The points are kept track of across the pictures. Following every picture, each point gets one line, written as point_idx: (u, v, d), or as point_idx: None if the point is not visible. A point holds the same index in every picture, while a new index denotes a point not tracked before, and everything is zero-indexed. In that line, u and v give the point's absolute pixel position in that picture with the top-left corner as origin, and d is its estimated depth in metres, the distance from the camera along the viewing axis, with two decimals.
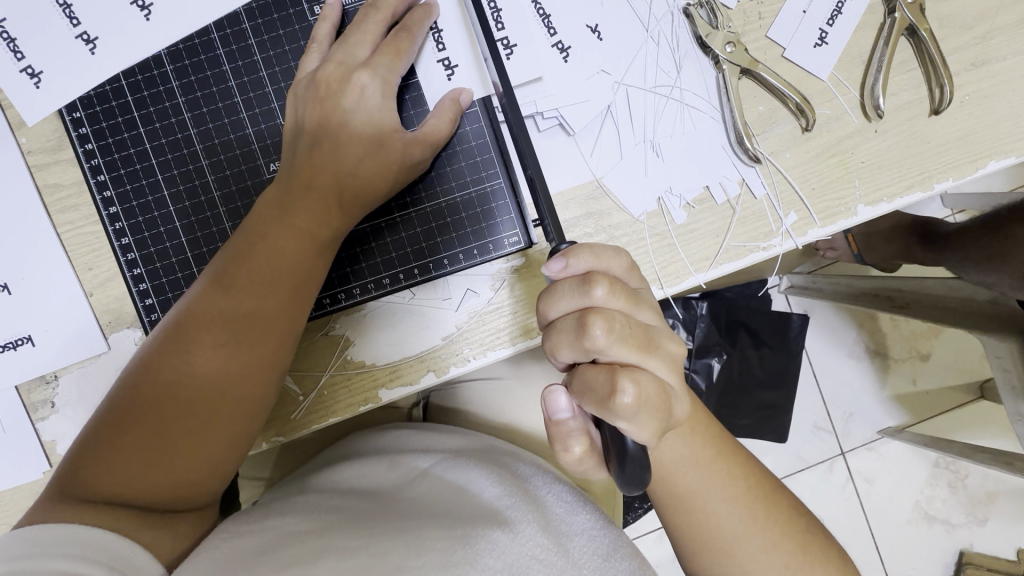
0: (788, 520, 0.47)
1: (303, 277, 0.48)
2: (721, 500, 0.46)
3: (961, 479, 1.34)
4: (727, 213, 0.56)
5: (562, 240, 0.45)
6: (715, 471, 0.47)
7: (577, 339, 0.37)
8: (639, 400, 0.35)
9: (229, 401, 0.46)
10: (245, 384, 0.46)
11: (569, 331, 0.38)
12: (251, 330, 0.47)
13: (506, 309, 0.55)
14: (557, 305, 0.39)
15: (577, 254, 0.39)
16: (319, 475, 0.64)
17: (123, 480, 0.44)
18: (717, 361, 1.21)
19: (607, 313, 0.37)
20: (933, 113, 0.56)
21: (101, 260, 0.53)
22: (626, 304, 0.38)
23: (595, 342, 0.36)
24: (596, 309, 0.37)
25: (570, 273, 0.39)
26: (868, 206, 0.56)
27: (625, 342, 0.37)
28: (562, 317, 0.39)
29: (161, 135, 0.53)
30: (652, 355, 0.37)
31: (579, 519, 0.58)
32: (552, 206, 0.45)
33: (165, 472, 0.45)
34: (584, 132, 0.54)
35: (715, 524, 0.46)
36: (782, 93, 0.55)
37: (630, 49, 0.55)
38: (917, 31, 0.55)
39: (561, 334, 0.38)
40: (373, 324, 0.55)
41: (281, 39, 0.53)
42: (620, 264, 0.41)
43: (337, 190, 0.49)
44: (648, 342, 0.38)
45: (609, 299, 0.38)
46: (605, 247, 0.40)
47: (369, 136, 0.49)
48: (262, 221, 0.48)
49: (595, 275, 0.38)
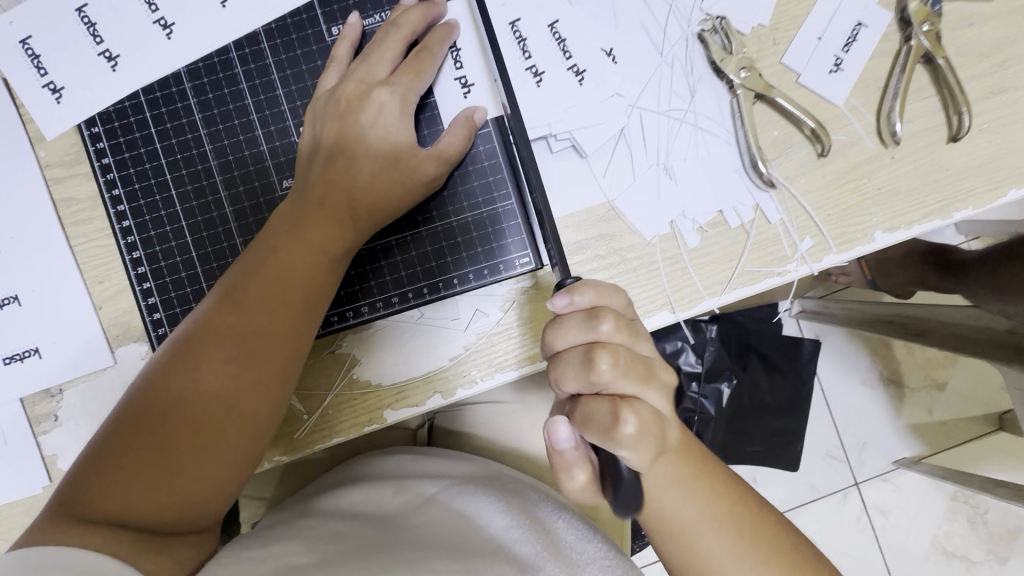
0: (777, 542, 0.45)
1: (314, 294, 0.48)
2: (705, 524, 0.45)
3: (981, 515, 1.29)
4: (741, 238, 0.55)
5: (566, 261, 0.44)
6: (695, 491, 0.45)
7: (583, 372, 0.36)
8: (643, 429, 0.35)
9: (234, 420, 0.45)
10: (251, 403, 0.46)
11: (575, 364, 0.37)
12: (259, 347, 0.46)
13: (514, 331, 0.54)
14: (564, 335, 0.38)
15: (582, 291, 0.38)
16: (322, 497, 0.62)
17: (124, 499, 0.43)
18: (727, 386, 1.18)
19: (612, 347, 0.37)
20: (950, 140, 0.55)
21: (112, 273, 0.53)
22: (627, 339, 0.38)
23: (601, 376, 0.36)
24: (601, 343, 0.37)
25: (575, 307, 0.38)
26: (885, 232, 0.55)
27: (629, 376, 0.36)
28: (569, 348, 0.38)
29: (176, 150, 0.53)
30: (651, 387, 0.37)
31: (590, 548, 0.56)
32: (559, 237, 0.44)
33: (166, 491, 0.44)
34: (596, 154, 0.54)
35: (721, 562, 0.44)
36: (797, 119, 0.54)
37: (645, 73, 0.55)
38: (933, 58, 0.54)
39: (568, 364, 0.37)
40: (380, 343, 0.55)
41: (299, 58, 0.54)
42: (620, 301, 0.40)
43: (351, 206, 0.49)
44: (647, 374, 0.37)
45: (614, 335, 0.37)
46: (608, 283, 0.40)
47: (385, 152, 0.50)
48: (274, 237, 0.48)
49: (602, 310, 0.38)
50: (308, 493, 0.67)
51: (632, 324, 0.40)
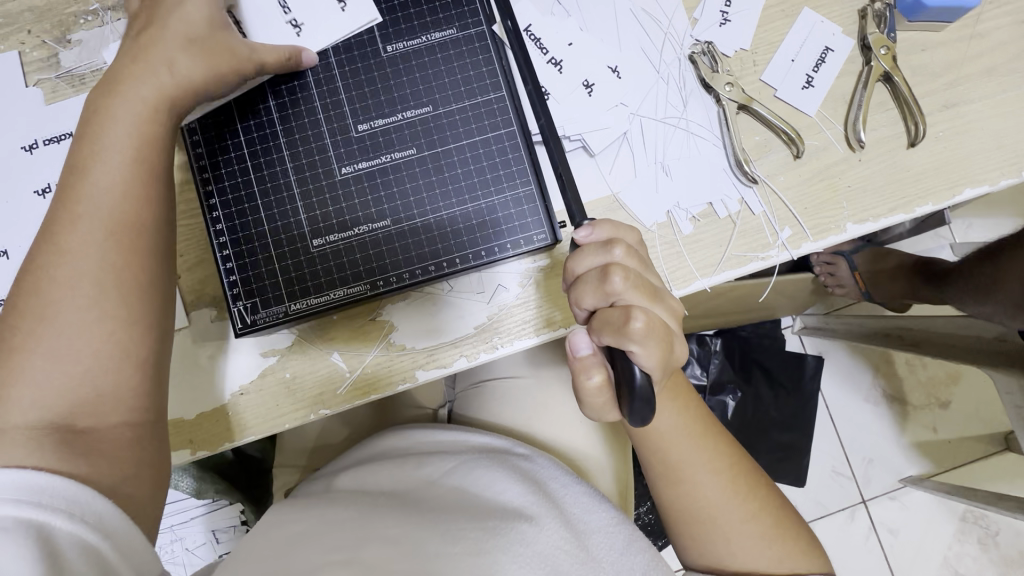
0: (764, 495, 0.52)
1: (151, 147, 0.49)
2: (707, 473, 0.51)
3: (990, 535, 1.31)
4: (728, 227, 0.63)
5: (584, 217, 0.50)
6: (702, 447, 0.52)
7: (599, 286, 0.42)
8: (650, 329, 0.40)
9: (126, 274, 0.46)
10: (114, 262, 0.46)
11: (592, 280, 0.42)
12: (104, 206, 0.46)
13: (530, 303, 0.63)
14: (581, 261, 0.43)
15: (601, 225, 0.45)
16: (346, 473, 0.70)
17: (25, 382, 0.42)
18: (732, 399, 1.23)
19: (625, 266, 0.42)
20: (910, 145, 0.64)
21: (191, 248, 0.63)
22: (638, 263, 0.43)
23: (616, 287, 0.41)
24: (615, 264, 0.42)
25: (593, 239, 0.45)
26: (856, 224, 0.64)
27: (638, 289, 0.41)
28: (586, 271, 0.43)
29: (251, 128, 0.59)
30: (657, 303, 0.42)
31: (593, 517, 0.62)
32: (578, 196, 0.50)
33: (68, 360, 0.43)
34: (603, 153, 0.64)
35: (701, 494, 0.52)
36: (775, 125, 0.64)
37: (644, 88, 0.65)
38: (891, 77, 0.64)
39: (585, 283, 0.43)
40: (414, 312, 0.63)
41: (355, 60, 0.60)
42: (632, 238, 0.47)
43: (162, 75, 0.50)
44: (655, 292, 0.43)
45: (626, 258, 0.43)
46: (623, 222, 0.46)
47: (177, 37, 0.51)
48: (95, 104, 0.49)
49: (615, 238, 0.43)
50: (337, 469, 0.74)
51: (643, 256, 0.45)
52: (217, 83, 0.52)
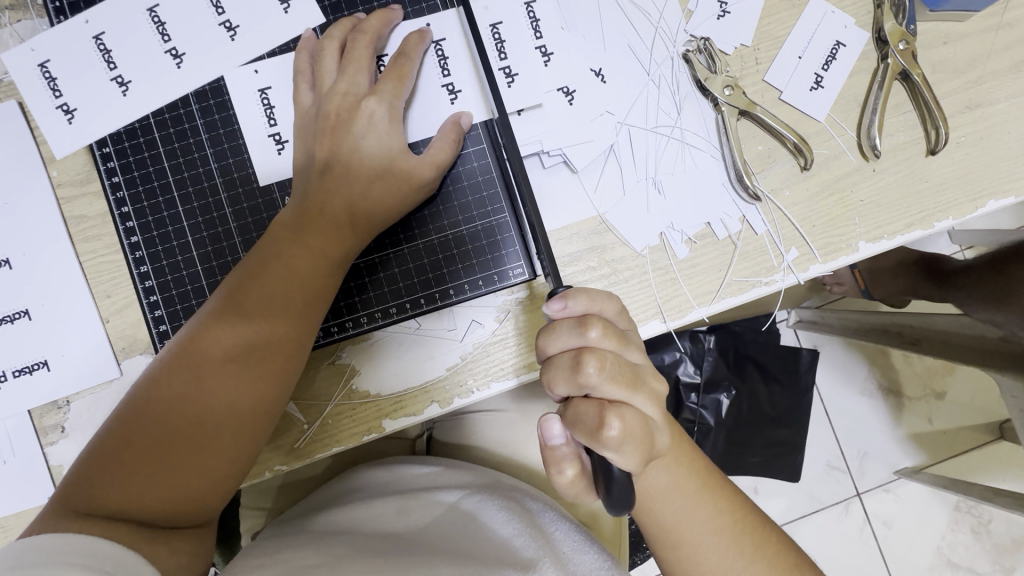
0: (776, 554, 0.46)
1: (317, 297, 0.48)
2: (708, 533, 0.46)
3: (984, 525, 1.29)
4: (728, 249, 0.57)
5: (560, 282, 0.45)
6: (701, 503, 0.47)
7: (572, 375, 0.36)
8: (625, 435, 0.35)
9: (247, 421, 0.45)
10: (244, 404, 0.45)
11: (564, 366, 0.37)
12: (252, 354, 0.46)
13: (509, 340, 0.55)
14: (552, 342, 0.38)
15: (574, 295, 0.39)
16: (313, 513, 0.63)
17: (121, 487, 0.42)
18: (726, 397, 1.16)
19: (601, 352, 0.37)
20: (929, 153, 0.57)
21: (120, 287, 0.54)
22: (617, 345, 0.38)
23: (589, 378, 0.36)
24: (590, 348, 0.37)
25: (569, 313, 0.38)
26: (869, 242, 0.57)
27: (616, 379, 0.36)
28: (560, 353, 0.38)
29: (178, 154, 0.53)
30: (639, 392, 0.37)
31: (589, 558, 0.56)
32: (552, 248, 0.45)
33: (171, 478, 0.43)
34: (587, 169, 0.56)
35: (702, 557, 0.46)
36: (780, 134, 0.56)
37: (632, 92, 0.57)
38: (910, 75, 0.57)
39: (557, 368, 0.37)
40: (380, 356, 0.56)
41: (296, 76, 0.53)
42: (612, 309, 0.40)
43: (349, 213, 0.49)
44: (636, 380, 0.38)
45: (603, 341, 0.37)
46: (598, 290, 0.40)
47: (378, 159, 0.50)
48: (275, 241, 0.48)
49: (591, 316, 0.38)
50: (307, 508, 0.66)
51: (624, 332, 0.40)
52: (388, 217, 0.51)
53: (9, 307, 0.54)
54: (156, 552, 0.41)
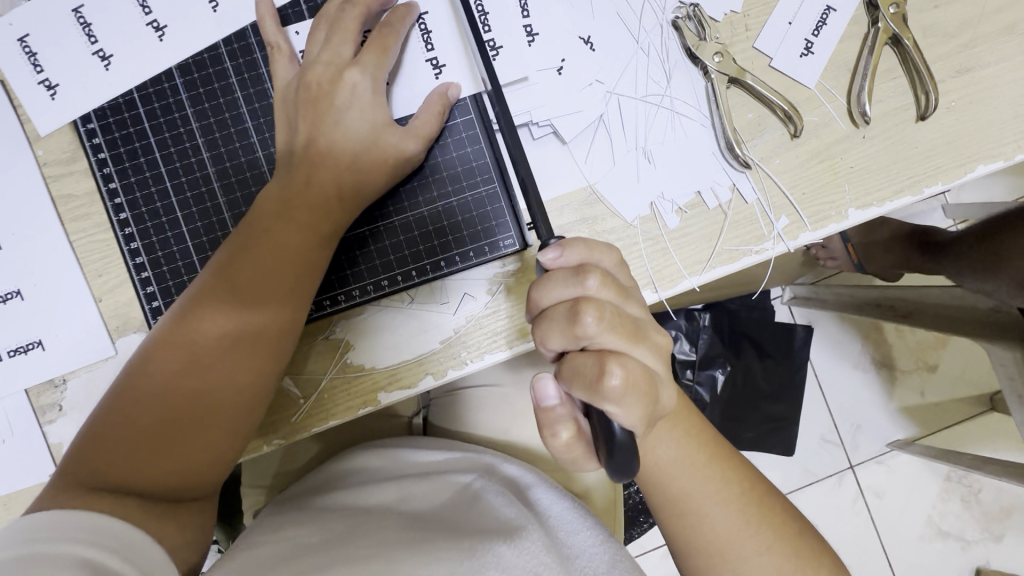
0: (779, 521, 0.47)
1: (308, 274, 0.48)
2: (714, 502, 0.47)
3: (973, 493, 1.31)
4: (719, 218, 0.57)
5: (552, 236, 0.43)
6: (709, 474, 0.48)
7: (568, 327, 0.36)
8: (628, 384, 0.34)
9: (244, 397, 0.46)
10: (239, 381, 0.46)
11: (560, 319, 0.36)
12: (246, 331, 0.46)
13: (501, 312, 0.56)
14: (549, 292, 0.37)
15: (571, 246, 0.38)
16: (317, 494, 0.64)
17: (119, 463, 0.43)
18: (721, 372, 1.17)
19: (598, 302, 0.36)
20: (919, 119, 0.57)
21: (112, 266, 0.54)
22: (616, 296, 0.37)
23: (587, 329, 0.35)
24: (588, 297, 0.36)
25: (562, 265, 0.38)
26: (858, 210, 0.57)
27: (616, 330, 0.35)
28: (554, 305, 0.37)
29: (164, 129, 0.52)
30: (639, 344, 0.36)
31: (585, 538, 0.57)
32: (543, 209, 0.44)
33: (170, 454, 0.44)
34: (576, 140, 0.56)
35: (711, 528, 0.47)
36: (769, 101, 0.56)
37: (622, 60, 0.56)
38: (901, 40, 0.56)
39: (552, 322, 0.36)
40: (373, 331, 0.56)
41: (255, 62, 0.52)
42: (609, 259, 0.40)
43: (336, 187, 0.49)
44: (636, 332, 0.37)
45: (601, 290, 0.36)
46: (597, 241, 0.40)
47: (362, 133, 0.49)
48: (261, 217, 0.48)
49: (588, 265, 0.37)
50: (305, 487, 0.67)
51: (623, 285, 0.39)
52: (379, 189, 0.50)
53: (1, 288, 0.54)
54: (166, 527, 0.42)
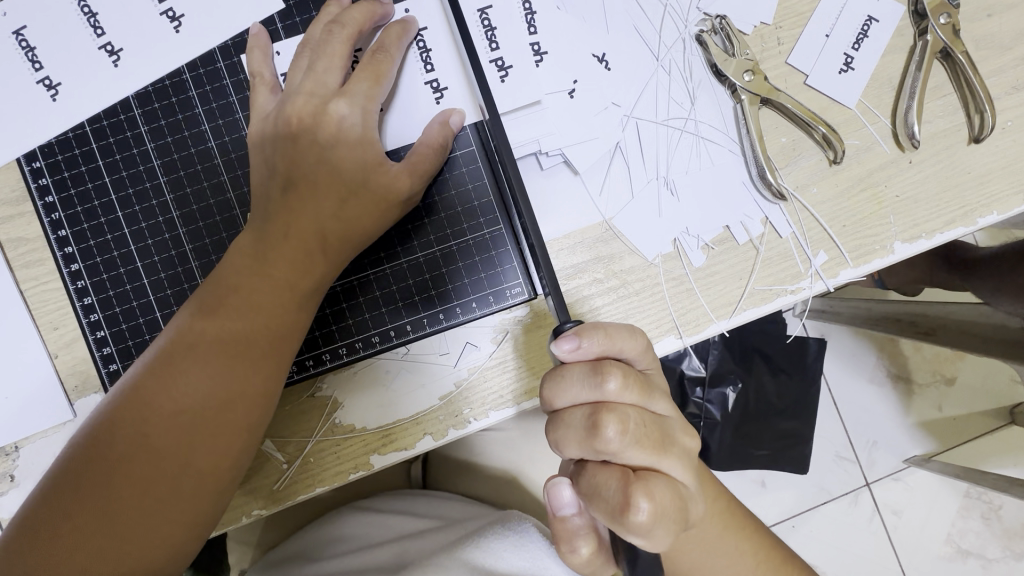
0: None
1: (286, 337, 0.42)
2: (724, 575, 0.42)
3: (994, 510, 1.20)
4: (750, 254, 0.51)
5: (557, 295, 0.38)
6: (720, 546, 0.43)
7: (588, 439, 0.32)
8: (656, 515, 0.30)
9: (208, 479, 0.40)
10: (203, 461, 0.40)
11: (577, 429, 0.32)
12: (212, 404, 0.40)
13: (509, 364, 0.49)
14: (563, 395, 0.33)
15: (590, 334, 0.33)
16: (310, 558, 0.62)
17: (57, 554, 0.37)
18: (732, 391, 1.05)
19: (620, 411, 0.32)
20: (972, 141, 0.51)
21: (67, 318, 0.47)
22: (639, 397, 0.33)
23: (609, 445, 0.31)
24: (609, 404, 0.32)
25: (581, 356, 0.33)
26: (905, 243, 0.51)
27: (641, 444, 0.32)
28: (570, 408, 0.33)
29: (121, 168, 0.46)
30: (664, 455, 0.33)
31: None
32: (553, 272, 0.38)
33: (117, 546, 0.38)
34: (590, 171, 0.50)
35: None
36: (806, 124, 0.50)
37: (640, 80, 0.50)
38: (952, 53, 0.50)
39: (569, 429, 0.33)
40: (364, 387, 0.50)
41: (225, 89, 0.46)
42: (635, 345, 0.35)
43: (318, 235, 0.43)
44: (662, 441, 0.33)
45: (623, 394, 0.32)
46: (620, 325, 0.34)
47: (349, 172, 0.43)
48: (232, 271, 0.42)
49: (607, 363, 0.33)
50: (293, 557, 0.63)
51: (644, 378, 0.35)
52: (370, 237, 0.44)
53: None
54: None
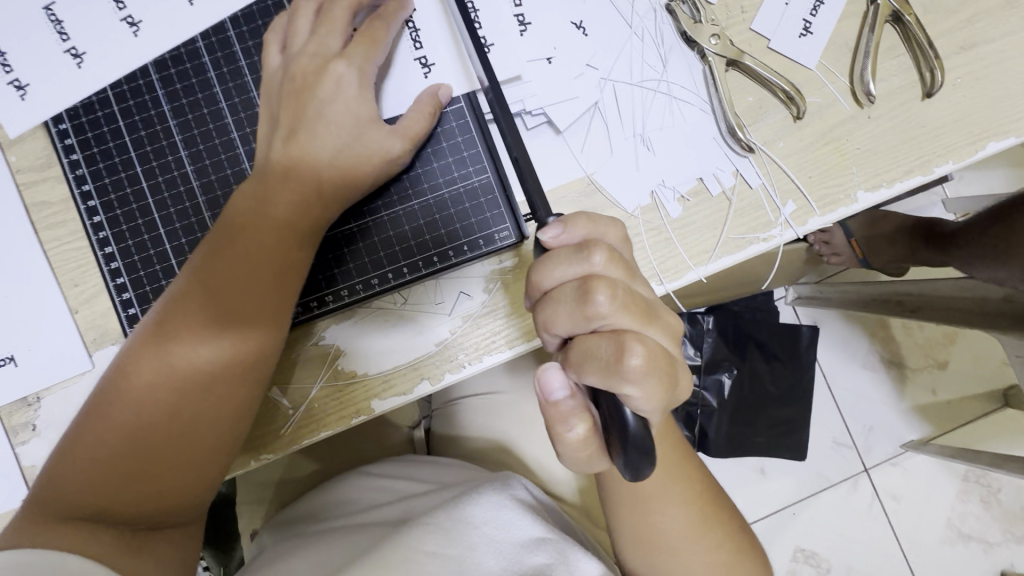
0: (728, 521, 0.49)
1: (291, 278, 0.45)
2: (676, 504, 0.46)
3: (993, 492, 1.16)
4: (724, 205, 0.54)
5: (550, 215, 0.40)
6: (675, 476, 0.46)
7: (579, 307, 0.33)
8: (649, 364, 0.32)
9: (226, 412, 0.44)
10: (221, 394, 0.43)
11: (569, 299, 0.34)
12: (228, 343, 0.44)
13: (499, 311, 0.53)
14: (551, 272, 0.35)
15: (574, 222, 0.37)
16: (311, 519, 0.64)
17: (90, 482, 0.41)
18: (727, 377, 1.05)
19: (609, 280, 0.34)
20: (925, 96, 0.55)
21: (88, 275, 0.50)
22: (624, 273, 0.35)
23: (600, 308, 0.33)
24: (597, 276, 0.34)
25: (566, 242, 0.37)
26: (868, 192, 0.55)
27: (630, 309, 0.33)
28: (559, 286, 0.35)
29: (140, 127, 0.50)
30: (653, 322, 0.34)
31: (581, 555, 0.51)
32: (542, 192, 0.41)
33: (149, 474, 0.42)
34: (571, 129, 0.54)
35: (666, 525, 0.46)
36: (770, 83, 0.54)
37: (616, 45, 0.55)
38: (902, 16, 0.55)
39: (560, 303, 0.34)
40: (365, 332, 0.53)
41: (236, 55, 0.50)
42: (615, 235, 0.38)
43: (318, 182, 0.46)
44: (649, 312, 0.35)
45: (609, 268, 0.34)
46: (602, 215, 0.38)
47: (346, 128, 0.47)
48: (237, 219, 0.45)
49: (592, 241, 0.35)
50: (297, 518, 0.65)
51: (628, 263, 0.37)
52: (368, 185, 0.48)
53: None
54: (140, 562, 0.40)
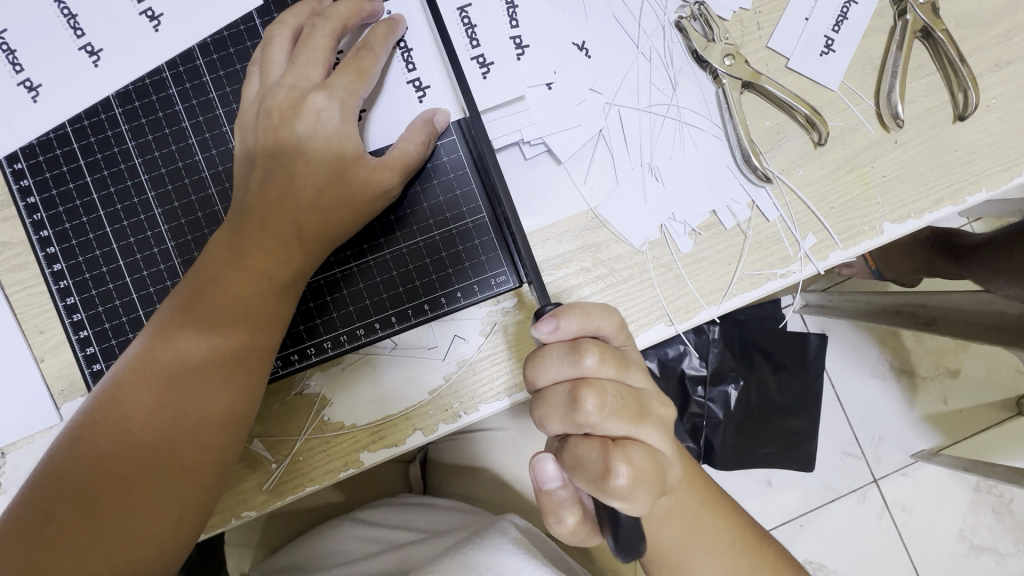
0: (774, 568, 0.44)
1: (269, 326, 0.42)
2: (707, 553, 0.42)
3: (1005, 504, 1.12)
4: (738, 239, 0.50)
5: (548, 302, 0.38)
6: (704, 524, 0.43)
7: (568, 415, 0.33)
8: (636, 479, 0.31)
9: (194, 471, 0.39)
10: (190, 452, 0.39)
11: (559, 405, 0.33)
12: (197, 396, 0.40)
13: (498, 357, 0.49)
14: (542, 373, 0.34)
15: (567, 314, 0.34)
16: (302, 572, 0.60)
17: (39, 559, 0.36)
18: (733, 389, 0.99)
19: (599, 384, 0.33)
20: (958, 119, 0.51)
21: (53, 322, 0.46)
22: (617, 371, 0.34)
23: (589, 417, 0.32)
24: (587, 379, 0.33)
25: (559, 336, 0.34)
26: (894, 223, 0.51)
27: (619, 415, 0.33)
28: (550, 387, 0.34)
29: (102, 166, 0.46)
30: (643, 424, 0.34)
31: None
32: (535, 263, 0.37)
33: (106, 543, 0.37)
34: (573, 160, 0.50)
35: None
36: (790, 106, 0.50)
37: (620, 67, 0.50)
38: (933, 32, 0.50)
39: (550, 406, 0.34)
40: (352, 381, 0.49)
41: (206, 86, 0.46)
42: (609, 322, 0.37)
43: (297, 229, 0.42)
44: (640, 411, 0.34)
45: (600, 369, 0.34)
46: (594, 303, 0.36)
47: (326, 166, 0.43)
48: (210, 265, 0.42)
49: (584, 342, 0.34)
50: (285, 570, 0.62)
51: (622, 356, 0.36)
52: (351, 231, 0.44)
53: None
54: None
